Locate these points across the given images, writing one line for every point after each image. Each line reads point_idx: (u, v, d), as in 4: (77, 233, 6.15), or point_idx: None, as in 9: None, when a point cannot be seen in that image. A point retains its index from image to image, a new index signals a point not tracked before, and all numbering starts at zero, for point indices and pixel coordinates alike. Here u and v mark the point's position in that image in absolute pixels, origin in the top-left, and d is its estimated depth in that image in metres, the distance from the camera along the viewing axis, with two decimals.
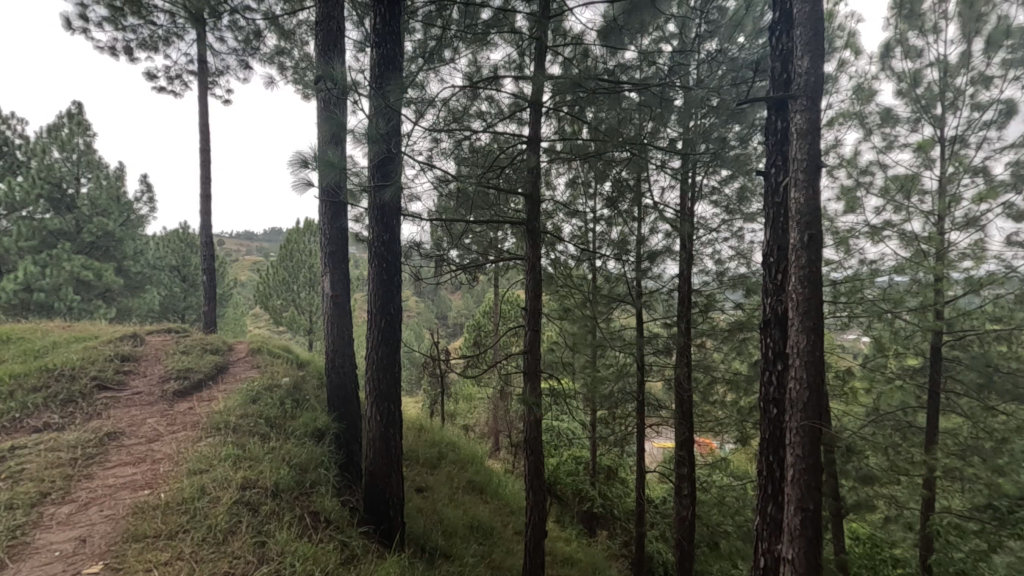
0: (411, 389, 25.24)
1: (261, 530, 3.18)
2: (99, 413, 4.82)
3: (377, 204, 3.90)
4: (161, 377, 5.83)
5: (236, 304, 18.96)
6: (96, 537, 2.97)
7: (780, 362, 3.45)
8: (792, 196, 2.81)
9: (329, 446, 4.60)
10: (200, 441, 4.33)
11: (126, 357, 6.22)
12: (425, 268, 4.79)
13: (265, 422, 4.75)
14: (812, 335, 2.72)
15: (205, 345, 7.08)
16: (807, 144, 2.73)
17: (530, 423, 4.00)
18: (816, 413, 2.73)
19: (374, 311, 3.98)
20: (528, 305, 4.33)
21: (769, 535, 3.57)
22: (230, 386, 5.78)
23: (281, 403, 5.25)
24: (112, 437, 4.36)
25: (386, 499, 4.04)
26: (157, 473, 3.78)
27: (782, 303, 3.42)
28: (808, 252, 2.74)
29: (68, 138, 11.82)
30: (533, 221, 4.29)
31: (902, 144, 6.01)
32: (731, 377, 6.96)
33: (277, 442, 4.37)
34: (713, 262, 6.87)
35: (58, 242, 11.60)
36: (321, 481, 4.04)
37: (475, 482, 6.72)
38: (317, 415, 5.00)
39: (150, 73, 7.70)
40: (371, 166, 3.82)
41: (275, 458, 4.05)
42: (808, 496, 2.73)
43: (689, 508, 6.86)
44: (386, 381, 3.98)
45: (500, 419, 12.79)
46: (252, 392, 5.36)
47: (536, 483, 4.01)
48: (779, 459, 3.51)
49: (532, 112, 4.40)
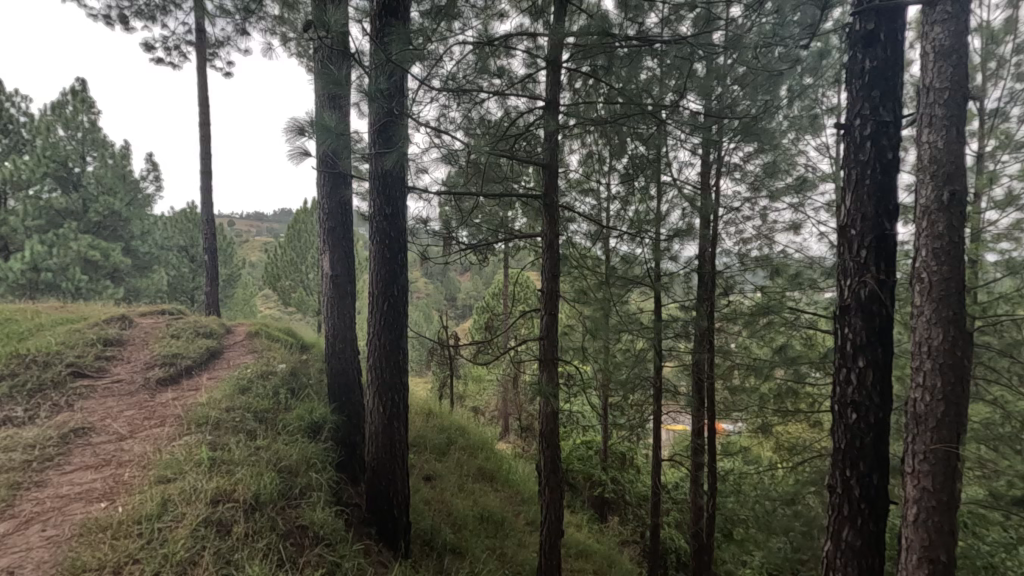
0: (420, 371, 25.13)
1: (229, 559, 2.85)
2: (71, 405, 4.64)
3: (379, 174, 3.60)
4: (146, 364, 5.64)
5: (246, 285, 18.89)
6: (28, 567, 2.68)
7: (863, 358, 2.76)
8: (926, 140, 3.02)
9: (326, 442, 4.38)
10: (175, 440, 4.11)
11: (110, 342, 6.04)
12: (433, 246, 4.55)
13: (253, 416, 4.53)
14: (946, 328, 2.99)
15: (199, 328, 6.86)
16: (948, 67, 2.93)
17: (548, 414, 3.73)
18: (950, 440, 3.03)
19: (376, 292, 3.74)
20: (545, 289, 4.00)
21: (846, 567, 2.78)
22: (219, 374, 5.58)
23: (274, 392, 5.04)
24: (79, 434, 4.17)
25: (389, 497, 3.85)
26: (118, 480, 3.56)
27: (868, 284, 2.71)
28: (949, 210, 2.96)
29: (73, 116, 11.61)
30: (550, 195, 3.94)
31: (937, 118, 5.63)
32: (751, 362, 6.68)
33: (264, 440, 4.15)
34: (735, 242, 6.57)
35: (64, 221, 11.43)
36: (314, 486, 3.78)
37: (485, 469, 6.54)
38: (316, 406, 4.79)
39: (148, 44, 7.41)
40: (372, 131, 3.57)
41: (256, 462, 3.80)
42: (940, 544, 3.02)
43: (712, 501, 6.61)
44: (391, 369, 3.75)
45: (511, 402, 12.65)
46: (244, 381, 5.16)
47: (552, 479, 3.76)
48: (858, 473, 2.76)
49: (550, 77, 4.10)
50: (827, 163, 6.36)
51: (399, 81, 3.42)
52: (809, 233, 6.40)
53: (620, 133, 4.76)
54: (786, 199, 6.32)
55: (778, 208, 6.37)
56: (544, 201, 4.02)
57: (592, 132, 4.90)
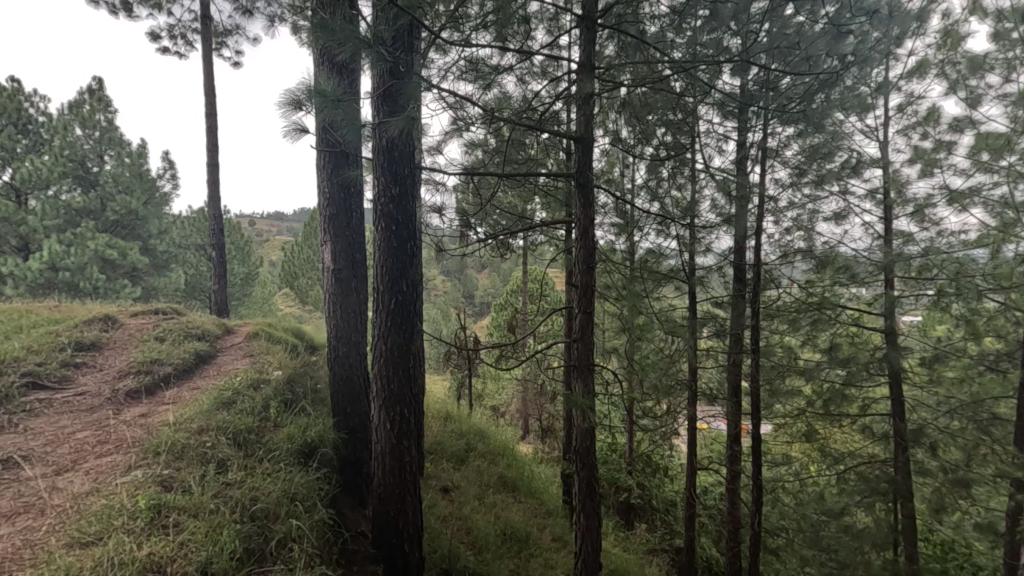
0: (440, 369, 24.84)
1: None
2: (20, 423, 4.21)
3: (383, 146, 3.24)
4: (118, 373, 5.30)
5: (264, 285, 18.88)
6: None
7: None
8: None
9: (318, 470, 3.98)
10: (120, 477, 3.55)
11: (84, 346, 5.76)
12: (447, 235, 4.16)
13: (228, 438, 4.05)
14: None
15: (188, 330, 6.55)
16: None
17: (583, 431, 3.28)
18: None
19: (382, 288, 3.35)
20: (579, 283, 3.52)
21: None
22: (198, 386, 5.22)
23: (261, 406, 4.67)
24: (8, 465, 3.63)
25: (398, 529, 3.49)
26: (28, 538, 2.91)
27: None
28: None
29: (89, 114, 11.48)
30: (583, 174, 3.49)
31: (991, 98, 5.48)
32: (791, 364, 6.23)
33: (235, 474, 3.61)
34: (776, 226, 6.05)
35: (82, 220, 11.31)
36: (294, 535, 3.25)
37: (507, 477, 6.16)
38: (311, 422, 4.40)
39: (152, 33, 7.15)
40: (376, 96, 3.21)
41: (212, 512, 3.20)
42: None
43: (755, 517, 6.11)
44: (398, 378, 3.38)
45: (531, 401, 12.35)
46: (230, 392, 4.80)
47: (588, 505, 3.34)
48: None
49: (582, 36, 3.55)
50: (875, 146, 5.89)
51: (404, 32, 3.05)
52: (853, 224, 5.93)
53: (650, 113, 4.34)
54: (830, 186, 5.83)
55: (822, 196, 5.88)
56: (575, 180, 3.56)
57: (617, 112, 4.45)
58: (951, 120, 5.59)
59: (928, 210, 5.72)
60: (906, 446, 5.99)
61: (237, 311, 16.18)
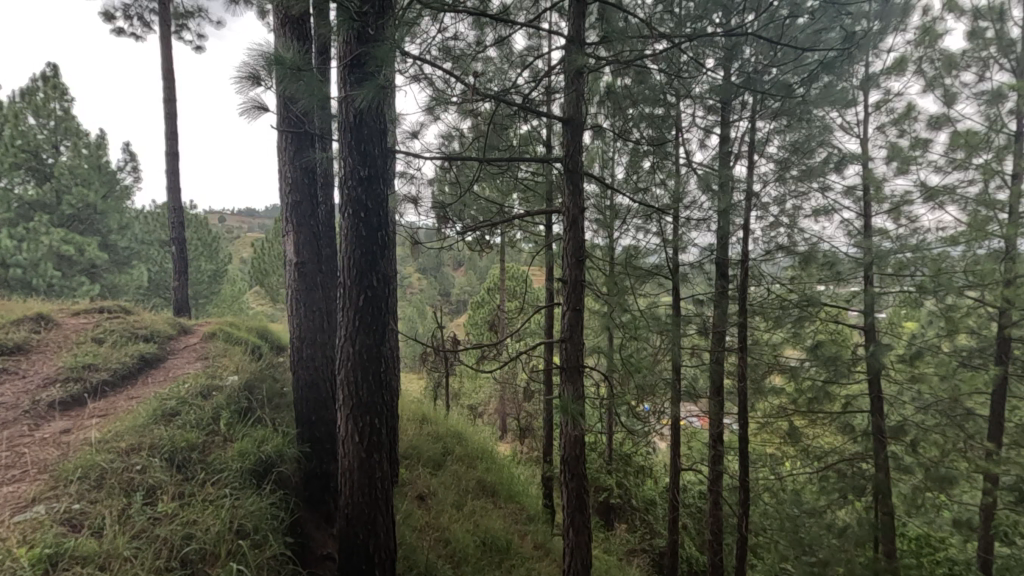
0: (415, 368, 24.49)
1: None
2: None
3: (350, 123, 2.99)
4: (42, 382, 4.83)
5: (233, 282, 18.25)
6: None
7: None
8: None
9: (272, 495, 3.65)
10: (16, 514, 3.00)
11: (10, 352, 5.26)
12: (424, 228, 3.87)
13: (163, 459, 3.68)
14: None
15: (135, 333, 6.14)
16: None
17: (572, 437, 3.09)
18: None
19: (349, 283, 3.11)
20: (569, 278, 3.32)
21: None
22: (139, 396, 4.85)
23: (208, 419, 4.33)
24: None
25: (368, 553, 3.23)
26: None
27: None
28: None
29: (44, 102, 10.81)
30: (572, 159, 3.27)
31: (966, 97, 5.54)
32: (773, 363, 6.20)
33: (164, 509, 3.19)
34: (758, 223, 5.92)
35: (35, 213, 10.68)
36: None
37: (486, 482, 5.96)
38: (272, 436, 4.14)
39: (105, 12, 6.70)
40: (343, 66, 2.95)
41: (129, 559, 2.74)
42: None
43: (742, 520, 6.01)
44: (368, 382, 3.13)
45: (510, 401, 12.17)
46: (171, 404, 4.44)
47: (578, 519, 3.16)
48: None
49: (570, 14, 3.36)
50: (856, 143, 5.75)
51: None
52: (835, 221, 5.82)
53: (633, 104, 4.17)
54: (812, 181, 5.63)
55: (805, 192, 5.71)
56: (565, 167, 3.35)
57: (599, 101, 4.20)
58: (930, 117, 5.58)
59: (905, 208, 5.66)
60: (886, 443, 5.92)
61: (205, 309, 15.57)
